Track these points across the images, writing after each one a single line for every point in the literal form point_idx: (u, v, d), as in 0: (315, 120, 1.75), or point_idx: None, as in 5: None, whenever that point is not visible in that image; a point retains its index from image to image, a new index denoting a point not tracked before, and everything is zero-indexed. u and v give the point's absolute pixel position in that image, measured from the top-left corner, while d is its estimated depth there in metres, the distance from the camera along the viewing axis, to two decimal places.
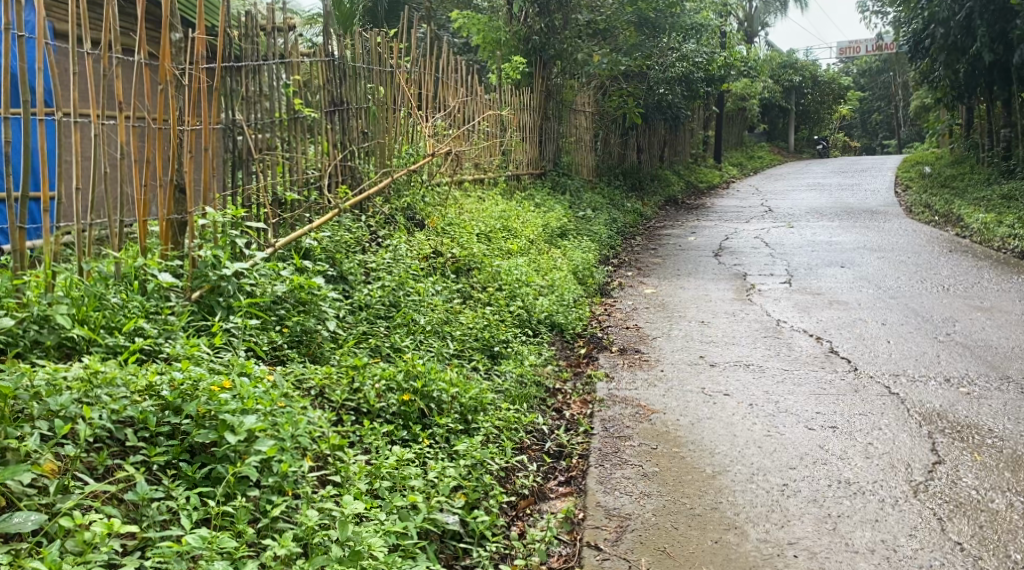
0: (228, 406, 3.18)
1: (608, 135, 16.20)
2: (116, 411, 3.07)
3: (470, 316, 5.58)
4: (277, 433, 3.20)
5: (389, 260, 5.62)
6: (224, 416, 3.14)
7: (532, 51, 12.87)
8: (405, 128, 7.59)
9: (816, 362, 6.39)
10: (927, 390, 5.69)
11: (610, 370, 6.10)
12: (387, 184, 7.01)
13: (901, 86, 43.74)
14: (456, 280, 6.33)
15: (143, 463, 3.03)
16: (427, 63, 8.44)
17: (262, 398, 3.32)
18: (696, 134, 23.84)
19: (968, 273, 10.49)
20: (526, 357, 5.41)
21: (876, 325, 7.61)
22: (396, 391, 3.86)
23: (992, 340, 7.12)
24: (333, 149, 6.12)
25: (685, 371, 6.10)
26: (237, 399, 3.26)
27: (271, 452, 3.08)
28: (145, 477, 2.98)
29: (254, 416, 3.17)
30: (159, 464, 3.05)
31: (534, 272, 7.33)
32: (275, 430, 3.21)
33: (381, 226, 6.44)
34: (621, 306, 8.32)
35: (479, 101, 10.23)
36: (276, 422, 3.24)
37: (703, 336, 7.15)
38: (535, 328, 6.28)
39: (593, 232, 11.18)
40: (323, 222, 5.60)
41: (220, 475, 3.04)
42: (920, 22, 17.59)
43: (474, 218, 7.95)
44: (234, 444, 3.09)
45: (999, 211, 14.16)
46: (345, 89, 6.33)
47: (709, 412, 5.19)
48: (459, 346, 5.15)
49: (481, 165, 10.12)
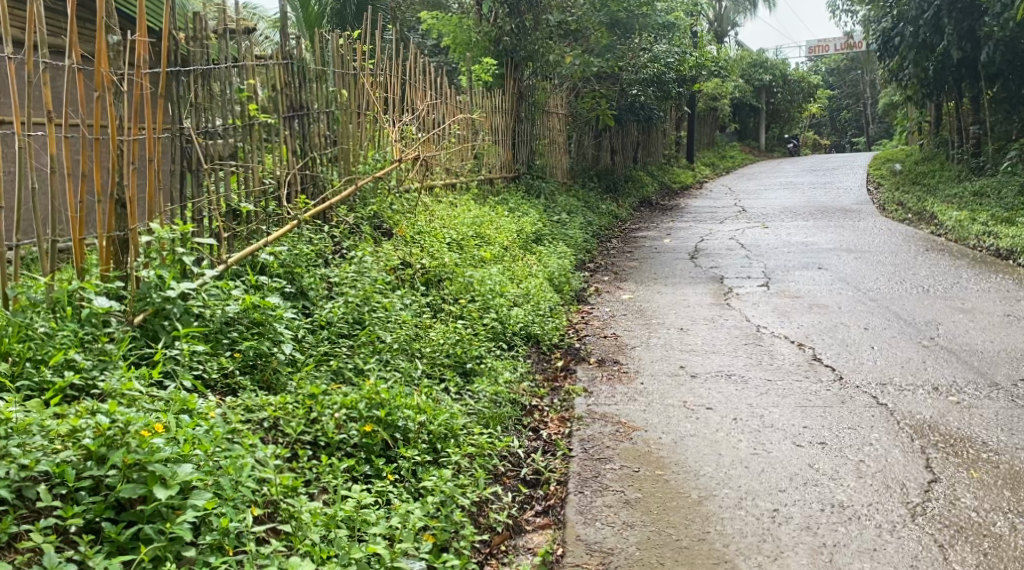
0: (159, 455, 2.88)
1: (581, 136, 15.95)
2: (26, 466, 2.77)
3: (440, 332, 5.29)
4: (215, 484, 2.92)
5: (352, 274, 5.34)
6: (154, 466, 2.83)
7: (504, 52, 12.48)
8: (370, 132, 7.30)
9: (800, 371, 6.17)
10: (915, 400, 5.48)
11: (588, 385, 5.82)
12: (353, 192, 6.71)
13: (869, 84, 44.02)
14: (426, 292, 6.04)
15: (57, 527, 2.71)
16: (393, 65, 8.14)
17: (202, 440, 3.04)
18: (670, 134, 23.68)
19: (947, 273, 10.37)
20: (500, 373, 5.16)
21: (859, 330, 7.41)
22: (358, 420, 3.60)
23: (977, 344, 6.93)
24: (292, 157, 5.83)
25: (666, 384, 5.84)
26: (172, 445, 2.96)
27: (209, 506, 2.80)
28: (58, 545, 2.66)
29: (190, 466, 2.87)
30: (76, 527, 2.74)
31: (507, 281, 7.06)
32: (215, 479, 2.93)
33: (345, 237, 6.14)
34: (598, 314, 8.06)
35: (449, 103, 9.94)
36: (216, 469, 2.97)
37: (683, 345, 6.91)
38: (510, 340, 6.01)
39: (568, 236, 10.92)
40: (281, 234, 5.33)
41: (149, 537, 2.72)
42: (889, 21, 17.57)
43: (445, 225, 7.65)
44: (166, 499, 2.78)
45: (973, 209, 14.10)
46: (305, 93, 6.05)
47: (691, 428, 4.95)
48: (427, 364, 4.90)
49: (452, 169, 9.82)
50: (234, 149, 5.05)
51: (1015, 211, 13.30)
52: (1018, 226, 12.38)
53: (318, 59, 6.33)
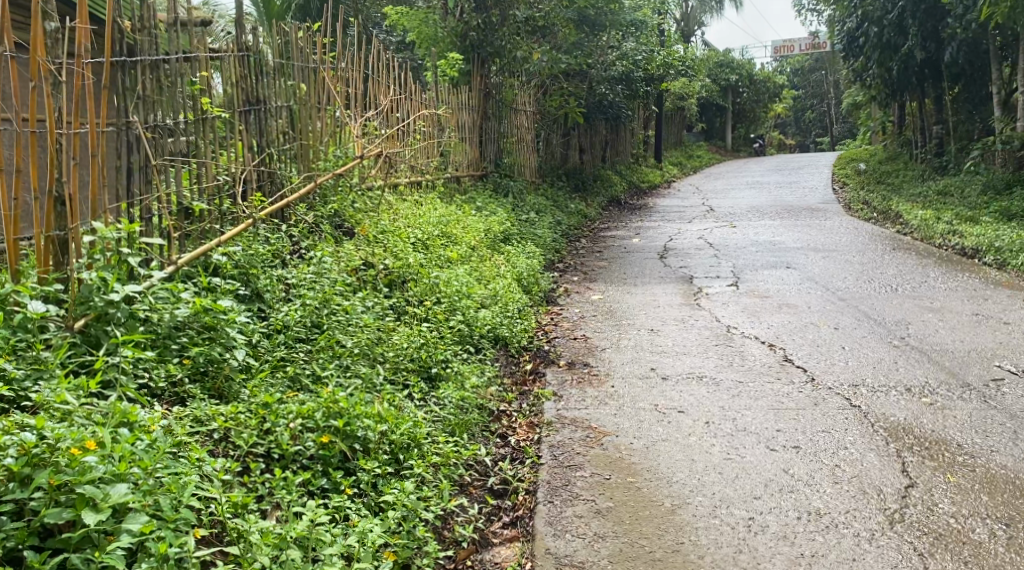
0: (92, 474, 2.68)
1: (549, 135, 15.81)
2: None
3: (404, 335, 5.12)
4: (154, 506, 2.74)
5: (311, 276, 5.16)
6: (84, 488, 2.63)
7: (470, 48, 12.33)
8: (331, 129, 7.12)
9: (771, 372, 6.07)
10: (888, 402, 5.39)
11: (558, 388, 5.67)
12: (314, 190, 6.52)
13: (833, 84, 44.47)
14: (390, 294, 5.86)
15: None
16: (356, 60, 7.95)
17: (143, 457, 2.86)
18: (638, 133, 23.63)
19: (914, 272, 10.37)
20: (466, 378, 5.02)
21: (829, 330, 7.34)
22: (314, 430, 3.45)
23: (947, 343, 6.88)
24: (248, 154, 5.64)
25: (637, 387, 5.70)
26: (108, 462, 2.77)
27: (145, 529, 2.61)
28: None
29: (126, 486, 2.68)
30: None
31: (474, 282, 6.89)
32: (153, 500, 2.76)
33: (305, 236, 5.95)
34: (568, 315, 7.91)
35: (414, 100, 9.76)
36: (157, 488, 2.80)
37: (653, 346, 6.79)
38: (477, 343, 5.85)
39: (536, 236, 10.78)
40: (236, 235, 5.15)
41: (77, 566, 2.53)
42: (854, 21, 17.63)
43: (410, 224, 7.47)
44: (99, 523, 2.60)
45: (937, 207, 14.16)
46: (261, 87, 5.90)
47: (662, 432, 4.82)
48: (390, 368, 4.75)
49: (418, 167, 9.63)
50: (186, 146, 4.87)
51: (978, 210, 13.38)
52: (982, 225, 12.44)
53: (275, 54, 6.15)
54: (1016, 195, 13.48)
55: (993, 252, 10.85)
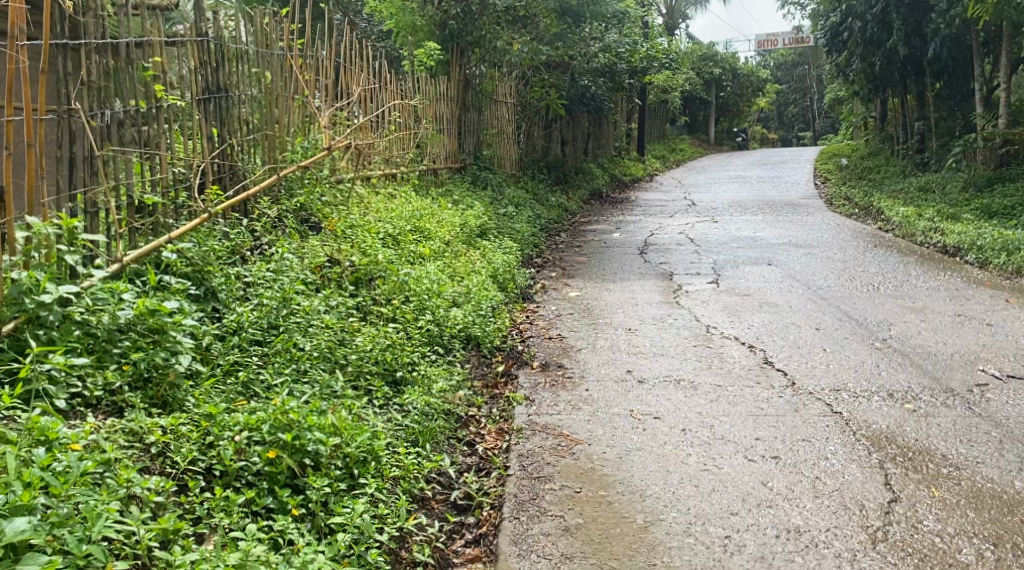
0: None
1: (530, 127, 15.58)
2: None
3: (368, 336, 4.90)
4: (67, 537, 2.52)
5: (270, 275, 4.93)
6: None
7: (449, 38, 12.07)
8: (298, 118, 6.88)
9: (751, 376, 5.87)
10: (870, 408, 5.21)
11: (530, 392, 5.46)
12: (278, 183, 6.27)
13: (816, 78, 44.48)
14: (356, 292, 5.61)
15: None
16: (326, 47, 7.71)
17: (58, 482, 2.64)
18: (621, 126, 23.44)
19: (896, 270, 10.23)
20: (432, 382, 4.81)
21: (810, 331, 7.17)
22: (261, 442, 3.25)
23: (929, 345, 6.72)
24: (205, 143, 5.41)
25: (613, 390, 5.49)
26: (16, 490, 2.55)
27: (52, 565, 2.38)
28: None
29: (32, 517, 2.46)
30: None
31: (446, 279, 6.66)
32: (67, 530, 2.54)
33: (267, 231, 5.70)
34: (544, 313, 7.70)
35: (389, 90, 9.52)
36: (76, 511, 2.59)
37: (631, 346, 6.59)
38: (447, 344, 5.63)
39: (514, 230, 10.56)
40: (192, 231, 4.92)
41: None
42: (838, 15, 17.49)
43: (381, 218, 7.22)
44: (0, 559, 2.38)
45: (919, 204, 14.04)
46: (222, 74, 5.70)
47: (637, 440, 4.62)
48: (351, 372, 4.54)
49: (392, 159, 9.39)
50: (136, 136, 4.66)
51: (959, 208, 13.27)
52: (963, 222, 12.32)
53: (236, 40, 5.90)
54: (997, 193, 13.37)
55: (974, 250, 10.71)
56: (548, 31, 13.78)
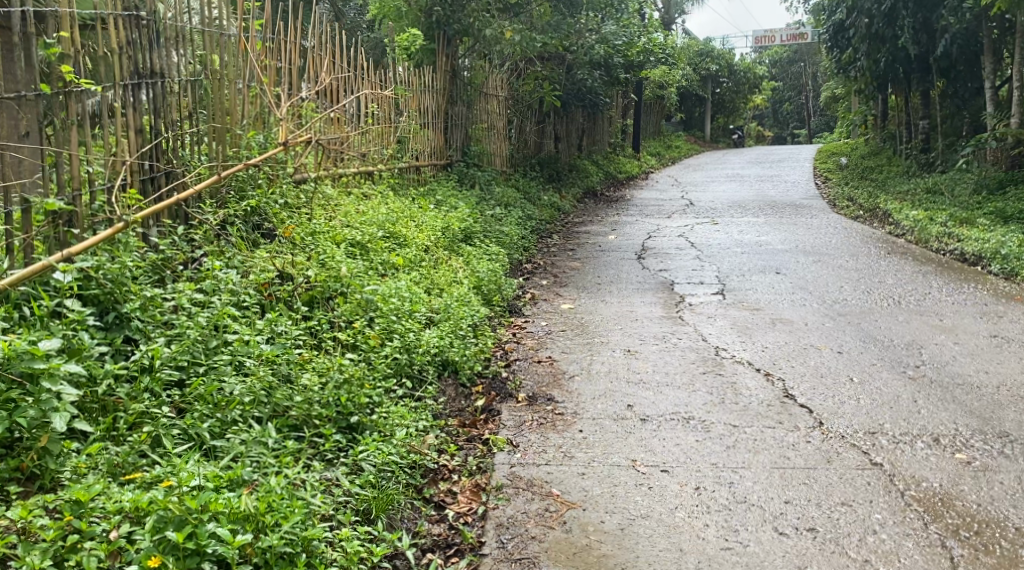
0: None
1: (523, 121, 14.73)
2: None
3: (319, 372, 4.11)
4: None
5: (199, 298, 4.13)
6: None
7: (434, 25, 11.23)
8: (254, 109, 6.04)
9: (771, 414, 5.04)
10: (917, 459, 4.40)
11: (514, 433, 4.64)
12: (225, 182, 5.43)
13: (811, 75, 43.68)
14: (310, 313, 4.78)
15: None
16: (289, 30, 6.86)
17: None
18: (616, 121, 22.62)
19: (915, 281, 9.44)
20: (394, 428, 4.02)
21: (831, 355, 6.37)
22: (144, 542, 2.58)
23: (968, 375, 5.91)
24: (134, 138, 4.61)
25: (612, 433, 4.67)
26: None
27: None
28: None
29: None
30: None
31: (421, 294, 5.83)
32: None
33: (208, 243, 4.89)
34: (533, 329, 6.89)
35: (365, 78, 8.66)
36: None
37: (631, 373, 5.77)
38: (418, 374, 4.82)
39: (503, 232, 9.72)
40: (107, 242, 4.11)
41: None
42: (842, 11, 16.70)
43: (349, 223, 6.39)
44: None
45: (928, 207, 13.25)
46: (157, 55, 4.86)
47: (643, 505, 3.80)
48: (294, 420, 3.77)
49: (369, 156, 8.58)
50: (33, 127, 3.87)
51: (973, 211, 12.47)
52: (978, 228, 11.52)
53: (176, 17, 5.06)
54: (1012, 196, 12.60)
55: (999, 260, 9.90)
56: (540, 20, 12.90)
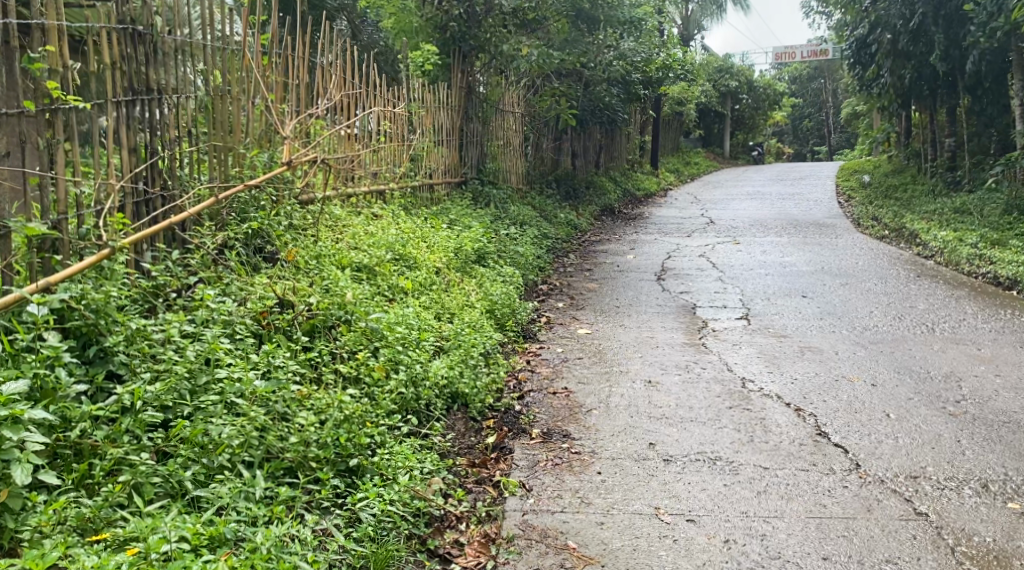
0: None
1: (540, 138, 14.45)
2: None
3: (316, 409, 3.82)
4: None
5: (190, 329, 3.84)
6: None
7: (450, 41, 11.01)
8: (259, 126, 5.77)
9: (803, 455, 4.71)
10: (966, 510, 4.06)
11: (527, 473, 4.33)
12: (227, 203, 5.17)
13: (831, 92, 43.26)
14: (312, 344, 4.49)
15: None
16: (298, 46, 6.60)
17: None
18: (635, 139, 22.35)
19: (948, 306, 9.05)
20: (398, 471, 3.75)
21: (865, 388, 6.02)
22: None
23: (1013, 411, 5.54)
24: (129, 158, 4.35)
25: (633, 475, 4.35)
26: None
27: None
28: None
29: None
30: None
31: (430, 321, 5.54)
32: None
33: (205, 268, 4.62)
34: (548, 356, 6.59)
35: (378, 94, 8.40)
36: None
37: (652, 406, 5.45)
38: (423, 409, 4.52)
39: (519, 252, 9.44)
40: (92, 267, 3.83)
41: None
42: (865, 27, 16.33)
43: (358, 245, 6.10)
44: None
45: (956, 227, 12.86)
46: (157, 71, 4.59)
47: (667, 561, 3.52)
48: (289, 463, 3.50)
49: (381, 175, 8.31)
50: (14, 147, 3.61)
51: (1003, 232, 12.07)
52: (1010, 250, 11.11)
53: (176, 32, 4.79)
54: None
55: None
56: (559, 36, 12.59)
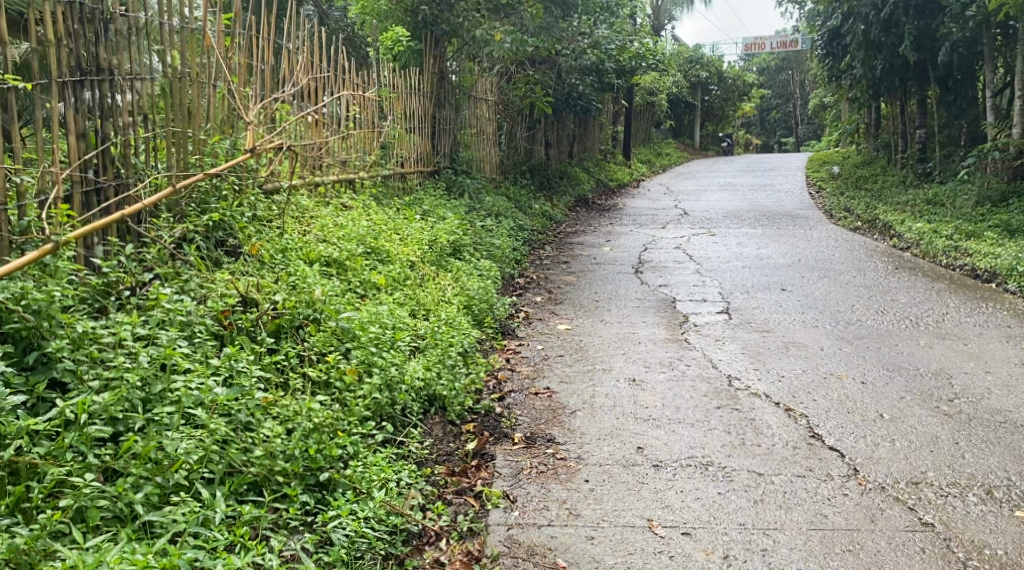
0: None
1: (513, 127, 14.15)
2: None
3: (283, 418, 3.52)
4: None
5: (143, 331, 3.50)
6: None
7: (422, 25, 10.66)
8: (222, 111, 5.42)
9: (800, 459, 4.48)
10: (973, 520, 3.85)
11: (511, 482, 4.06)
12: (185, 193, 4.83)
13: (799, 84, 43.33)
14: (278, 345, 4.18)
15: None
16: (263, 26, 6.25)
17: None
18: (608, 128, 22.12)
19: (929, 300, 8.90)
20: (372, 485, 3.46)
21: (855, 386, 5.82)
22: None
23: (1007, 410, 5.36)
24: (76, 144, 4.00)
25: (624, 483, 4.09)
26: None
27: None
28: None
29: None
30: None
31: (405, 318, 5.24)
32: None
33: (162, 264, 4.30)
34: (527, 354, 6.32)
35: (346, 79, 8.05)
36: None
37: (638, 407, 5.20)
38: (398, 415, 4.23)
39: (495, 244, 9.15)
40: (34, 264, 3.49)
41: None
42: (838, 18, 16.17)
43: (326, 238, 5.77)
44: None
45: (931, 218, 12.75)
46: (107, 49, 4.24)
47: None
48: (254, 477, 3.21)
49: (350, 163, 7.98)
50: None
51: (977, 223, 11.97)
52: (986, 242, 11.01)
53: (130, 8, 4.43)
54: (1016, 208, 12.10)
55: (1015, 277, 9.36)
56: (533, 22, 12.27)
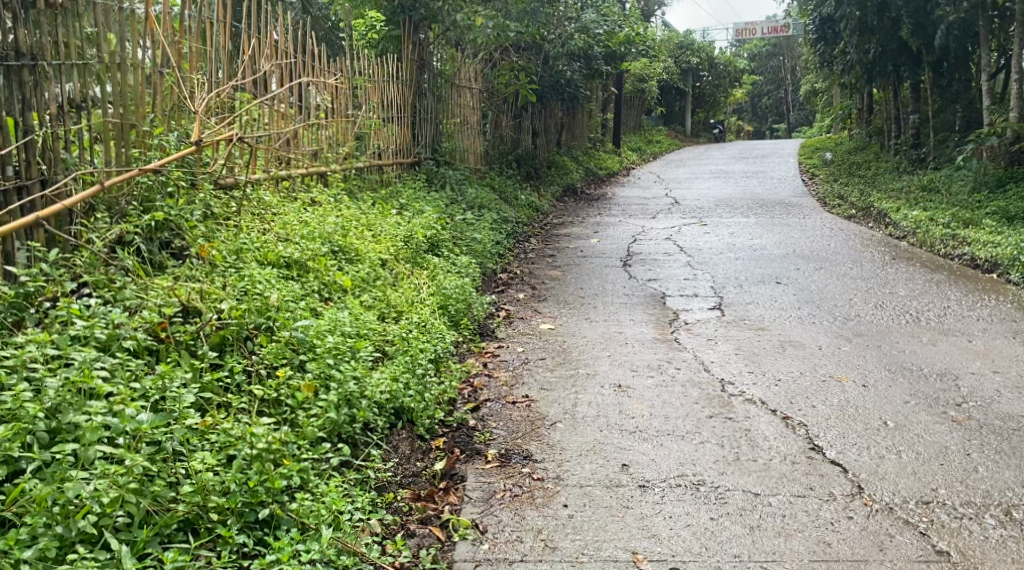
0: None
1: (498, 116, 13.72)
2: None
3: (217, 446, 3.15)
4: None
5: (57, 351, 3.16)
6: None
7: (400, 10, 10.20)
8: (172, 100, 5.02)
9: (799, 476, 4.10)
10: (991, 547, 3.48)
11: (483, 508, 3.68)
12: (125, 191, 4.44)
13: (790, 69, 42.89)
14: (222, 358, 3.80)
15: None
16: (221, 8, 5.82)
17: None
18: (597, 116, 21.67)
19: (929, 292, 8.51)
20: (322, 520, 3.04)
21: (855, 390, 5.44)
22: None
23: (1019, 416, 4.98)
24: None
25: (608, 507, 3.71)
26: None
27: None
28: None
29: None
30: None
31: (370, 323, 4.83)
32: None
33: (94, 271, 3.93)
34: (506, 357, 5.92)
35: (315, 66, 7.61)
36: None
37: (623, 417, 4.81)
38: (359, 434, 3.82)
39: (476, 238, 8.76)
40: None
41: None
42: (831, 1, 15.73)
43: (288, 237, 5.35)
44: None
45: (926, 205, 12.38)
46: (27, 32, 3.83)
47: None
48: (183, 516, 2.84)
49: (320, 156, 7.58)
50: None
51: (975, 211, 11.59)
52: (985, 230, 10.64)
53: None
54: (1014, 194, 11.74)
55: (1017, 267, 8.98)
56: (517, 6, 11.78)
